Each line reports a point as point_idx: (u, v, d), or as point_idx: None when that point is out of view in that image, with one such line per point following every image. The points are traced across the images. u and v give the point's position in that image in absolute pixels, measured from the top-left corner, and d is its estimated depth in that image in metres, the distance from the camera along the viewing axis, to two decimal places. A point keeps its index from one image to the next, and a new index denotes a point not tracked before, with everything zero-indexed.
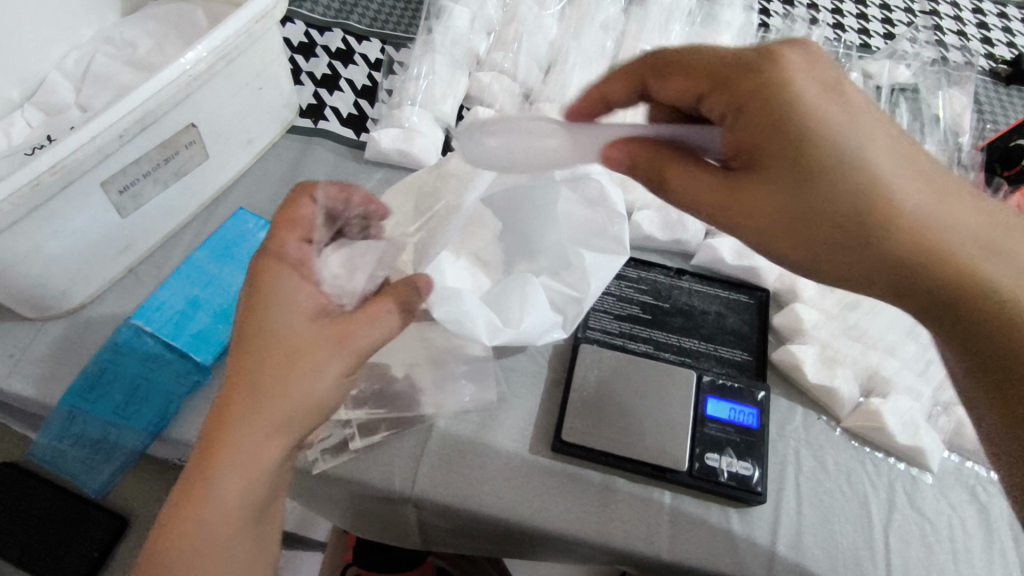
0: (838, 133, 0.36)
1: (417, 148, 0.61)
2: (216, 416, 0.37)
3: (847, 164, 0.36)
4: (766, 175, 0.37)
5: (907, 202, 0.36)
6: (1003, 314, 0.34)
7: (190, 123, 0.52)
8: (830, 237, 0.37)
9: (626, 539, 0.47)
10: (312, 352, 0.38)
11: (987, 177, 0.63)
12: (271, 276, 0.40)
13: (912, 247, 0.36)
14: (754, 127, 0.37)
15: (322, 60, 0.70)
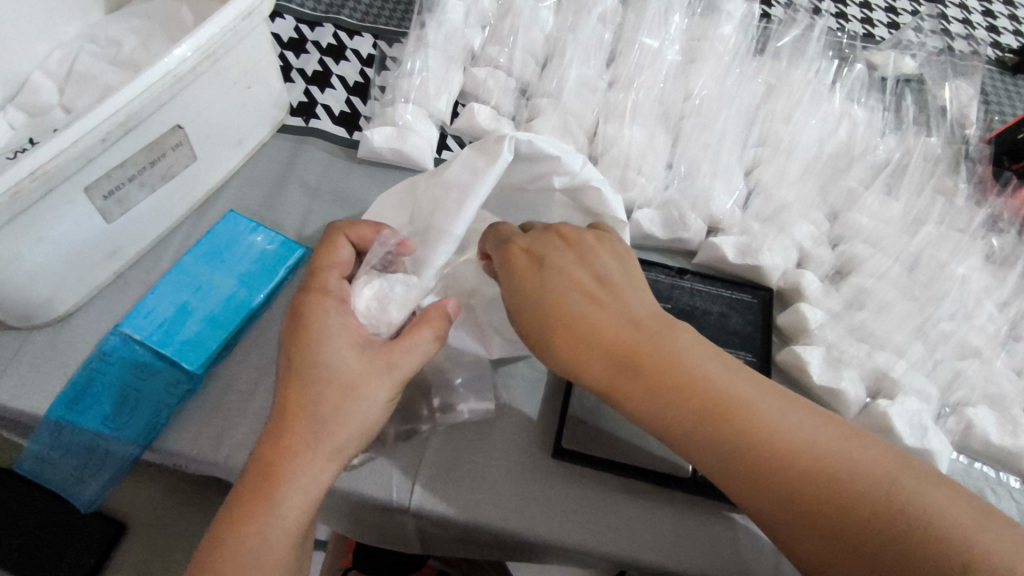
0: (583, 302, 0.40)
1: (411, 147, 0.59)
2: (269, 442, 0.38)
3: (594, 323, 0.39)
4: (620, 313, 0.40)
5: (738, 414, 0.35)
6: (850, 521, 0.32)
7: (176, 125, 0.50)
8: (636, 392, 0.37)
9: (629, 548, 0.45)
10: (363, 383, 0.39)
11: (994, 171, 0.61)
12: (321, 309, 0.41)
13: (755, 452, 0.34)
14: (526, 288, 0.41)
15: (313, 57, 0.68)
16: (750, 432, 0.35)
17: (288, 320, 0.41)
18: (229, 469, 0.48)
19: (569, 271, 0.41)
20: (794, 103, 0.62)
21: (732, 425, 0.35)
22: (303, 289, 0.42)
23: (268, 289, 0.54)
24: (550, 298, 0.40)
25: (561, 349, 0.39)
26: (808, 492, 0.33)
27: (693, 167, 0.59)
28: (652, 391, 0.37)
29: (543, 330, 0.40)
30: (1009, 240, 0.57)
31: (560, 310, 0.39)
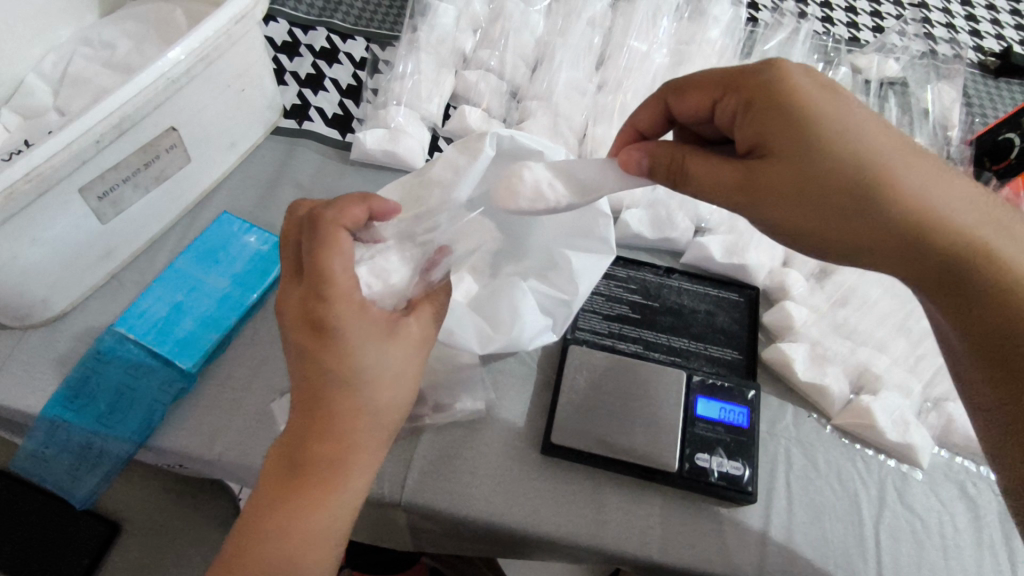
0: (872, 147, 0.37)
1: (403, 149, 0.60)
2: (311, 450, 0.37)
3: (900, 175, 0.37)
4: (845, 134, 0.37)
5: (942, 223, 0.37)
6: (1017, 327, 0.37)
7: (170, 127, 0.51)
8: (852, 208, 0.37)
9: (617, 542, 0.46)
10: (406, 369, 0.40)
11: (976, 172, 0.62)
12: (348, 317, 0.37)
13: (950, 259, 0.38)
14: (800, 137, 0.37)
15: (306, 60, 0.69)
16: (952, 237, 0.37)
17: (303, 322, 0.38)
18: (222, 466, 0.48)
19: (855, 111, 0.38)
20: None
21: (936, 233, 0.37)
22: (317, 295, 0.37)
23: (261, 288, 0.54)
24: (838, 147, 0.37)
25: (842, 196, 0.37)
26: (1023, 345, 0.37)
27: None
28: (903, 196, 0.37)
29: (821, 177, 0.37)
30: None
31: (860, 159, 0.37)
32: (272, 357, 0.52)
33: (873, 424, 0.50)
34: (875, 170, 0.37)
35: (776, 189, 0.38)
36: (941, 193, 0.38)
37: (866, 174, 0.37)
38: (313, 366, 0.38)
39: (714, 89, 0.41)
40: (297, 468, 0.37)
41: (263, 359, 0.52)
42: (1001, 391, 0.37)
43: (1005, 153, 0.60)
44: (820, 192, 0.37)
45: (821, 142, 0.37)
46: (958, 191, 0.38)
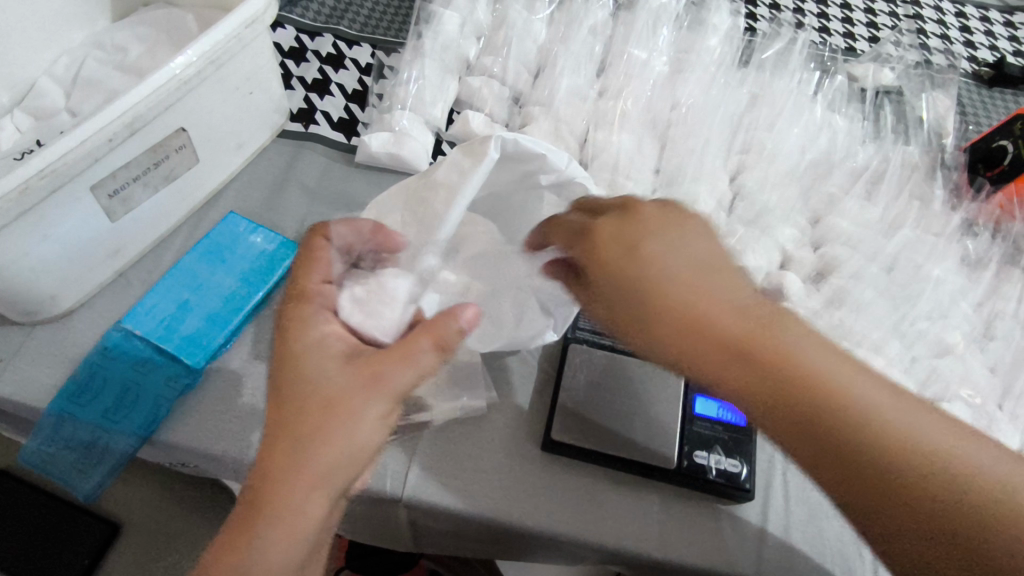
0: (695, 306, 0.42)
1: (408, 153, 0.61)
2: (258, 465, 0.38)
3: (782, 336, 0.40)
4: (628, 283, 0.44)
5: (754, 387, 0.40)
6: (846, 453, 0.38)
7: (180, 128, 0.52)
8: (641, 338, 0.44)
9: (616, 537, 0.47)
10: (348, 399, 0.40)
11: (969, 177, 0.63)
12: (297, 336, 0.42)
13: (793, 402, 0.39)
14: (638, 273, 0.43)
15: (313, 65, 0.70)
16: (775, 393, 0.39)
17: (281, 336, 0.43)
18: (226, 462, 0.49)
19: (681, 266, 0.43)
20: (777, 112, 0.64)
21: (760, 393, 0.40)
22: (281, 328, 0.43)
23: (267, 287, 0.55)
24: (699, 312, 0.42)
25: (684, 330, 0.42)
26: (903, 484, 0.37)
27: (679, 171, 0.61)
28: (735, 365, 0.40)
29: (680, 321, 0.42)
30: (983, 243, 0.60)
31: (683, 306, 0.42)
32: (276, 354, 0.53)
33: None
34: (689, 333, 0.42)
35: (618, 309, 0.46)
36: (818, 353, 0.40)
37: (734, 339, 0.40)
38: (276, 382, 0.41)
39: (566, 235, 0.48)
40: (248, 483, 0.38)
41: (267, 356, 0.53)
42: (878, 519, 0.38)
43: (998, 160, 0.61)
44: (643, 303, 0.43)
45: (631, 290, 0.44)
46: (762, 367, 0.40)
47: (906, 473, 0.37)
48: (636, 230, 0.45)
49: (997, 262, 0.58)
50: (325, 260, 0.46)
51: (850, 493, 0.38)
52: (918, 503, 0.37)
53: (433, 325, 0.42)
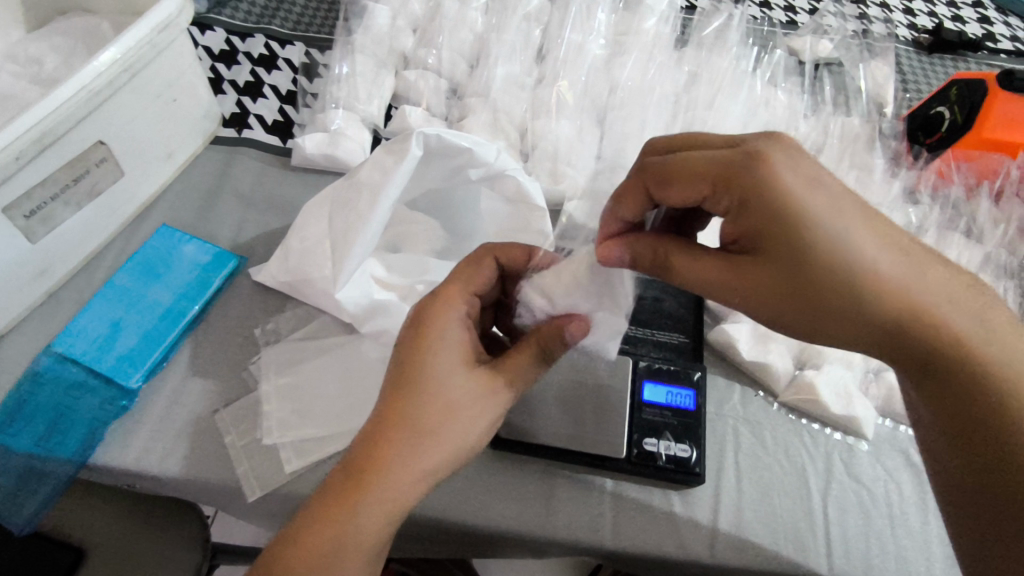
0: (801, 262, 0.37)
1: (343, 152, 0.60)
2: (365, 450, 0.38)
3: (885, 285, 0.37)
4: (755, 214, 0.37)
5: (902, 317, 0.37)
6: (965, 394, 0.37)
7: (98, 140, 0.50)
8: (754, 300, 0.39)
9: (569, 530, 0.46)
10: (465, 406, 0.40)
11: (909, 145, 0.63)
12: (432, 329, 0.41)
13: (934, 341, 0.37)
14: (769, 217, 0.37)
15: (244, 68, 0.68)
16: (895, 332, 0.37)
17: (408, 331, 0.42)
18: (167, 483, 0.47)
19: (803, 199, 0.37)
20: (716, 89, 0.64)
21: (912, 338, 0.37)
22: (423, 320, 0.42)
23: (204, 300, 0.54)
24: (792, 255, 0.37)
25: (795, 283, 0.37)
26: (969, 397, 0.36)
27: (620, 155, 0.60)
28: (872, 303, 0.37)
29: (755, 278, 0.38)
30: (924, 209, 0.60)
31: (781, 256, 0.37)
32: (216, 367, 0.52)
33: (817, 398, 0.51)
34: (790, 288, 0.38)
35: (749, 282, 0.38)
36: (944, 278, 0.38)
37: (862, 282, 0.37)
38: (398, 374, 0.40)
39: (703, 179, 0.38)
40: (344, 464, 0.38)
41: (207, 370, 0.51)
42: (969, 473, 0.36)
43: (937, 126, 0.61)
44: (737, 276, 0.38)
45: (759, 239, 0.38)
46: (909, 293, 0.37)
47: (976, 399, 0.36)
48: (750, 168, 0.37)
49: (938, 228, 0.59)
50: (462, 274, 0.45)
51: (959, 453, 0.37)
52: (976, 439, 0.36)
53: (543, 334, 0.43)
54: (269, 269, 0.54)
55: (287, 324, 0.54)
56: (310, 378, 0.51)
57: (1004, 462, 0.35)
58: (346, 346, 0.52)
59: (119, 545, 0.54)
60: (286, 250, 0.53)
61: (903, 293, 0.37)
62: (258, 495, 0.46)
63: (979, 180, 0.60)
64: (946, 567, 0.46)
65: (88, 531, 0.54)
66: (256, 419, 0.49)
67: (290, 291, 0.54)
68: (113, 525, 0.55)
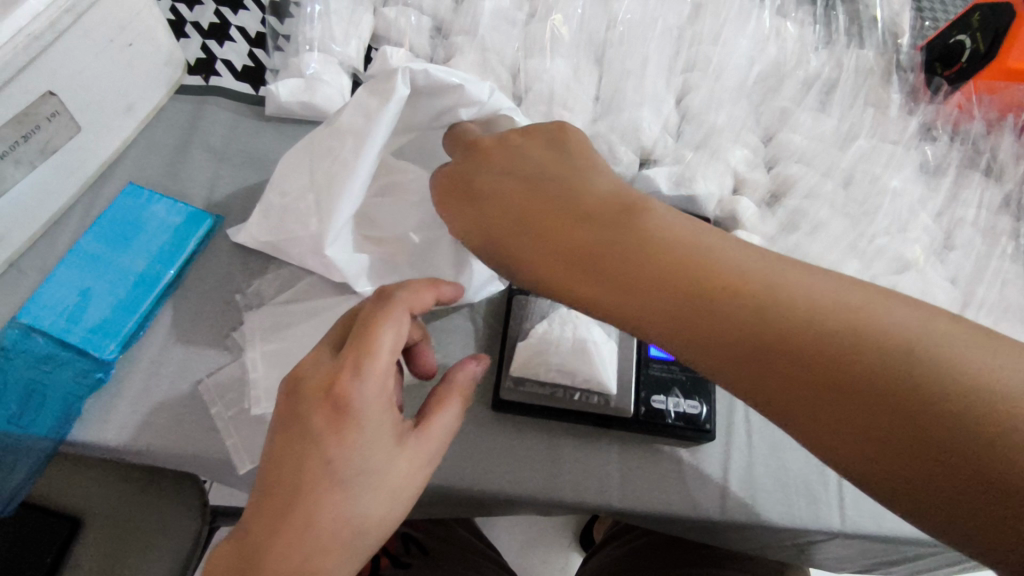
0: (570, 207, 0.38)
1: (322, 100, 0.56)
2: (282, 549, 0.33)
3: (660, 243, 0.34)
4: (528, 189, 0.40)
5: (708, 280, 0.31)
6: (827, 361, 0.27)
7: (48, 92, 0.45)
8: (570, 272, 0.36)
9: (576, 492, 0.45)
10: (408, 481, 0.36)
11: (926, 79, 0.60)
12: (354, 406, 0.34)
13: (770, 307, 0.30)
14: (514, 183, 0.40)
15: (208, 8, 0.63)
16: (749, 295, 0.30)
17: (318, 409, 0.34)
18: (152, 458, 0.45)
19: (553, 180, 0.40)
20: (721, 22, 0.59)
21: (728, 304, 0.31)
22: (342, 386, 0.35)
23: (179, 264, 0.50)
24: (609, 230, 0.35)
25: (599, 261, 0.35)
26: (772, 343, 0.29)
27: (620, 96, 0.56)
28: (648, 269, 0.33)
29: (516, 232, 0.38)
30: (941, 148, 0.57)
31: (553, 204, 0.38)
32: (197, 334, 0.48)
33: None
34: (582, 243, 0.36)
35: (572, 261, 0.36)
36: (734, 256, 0.32)
37: (645, 248, 0.34)
38: (318, 457, 0.34)
39: (509, 164, 0.42)
40: (253, 558, 0.33)
41: (187, 338, 0.48)
42: (894, 462, 0.25)
43: (956, 57, 0.57)
44: (515, 227, 0.38)
45: (541, 206, 0.39)
46: (715, 256, 0.33)
47: (850, 353, 0.27)
48: (515, 154, 0.42)
49: (956, 167, 0.56)
50: (395, 331, 0.36)
51: (874, 448, 0.26)
52: (881, 417, 0.26)
53: (460, 386, 0.40)
54: (248, 228, 0.51)
55: (270, 286, 0.51)
56: (299, 342, 0.48)
57: (911, 410, 0.25)
58: (336, 307, 0.50)
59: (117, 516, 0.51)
60: (266, 206, 0.49)
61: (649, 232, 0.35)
62: (250, 466, 0.44)
63: (1002, 115, 0.56)
64: None
65: (82, 500, 0.51)
66: (243, 387, 0.47)
67: (273, 252, 0.51)
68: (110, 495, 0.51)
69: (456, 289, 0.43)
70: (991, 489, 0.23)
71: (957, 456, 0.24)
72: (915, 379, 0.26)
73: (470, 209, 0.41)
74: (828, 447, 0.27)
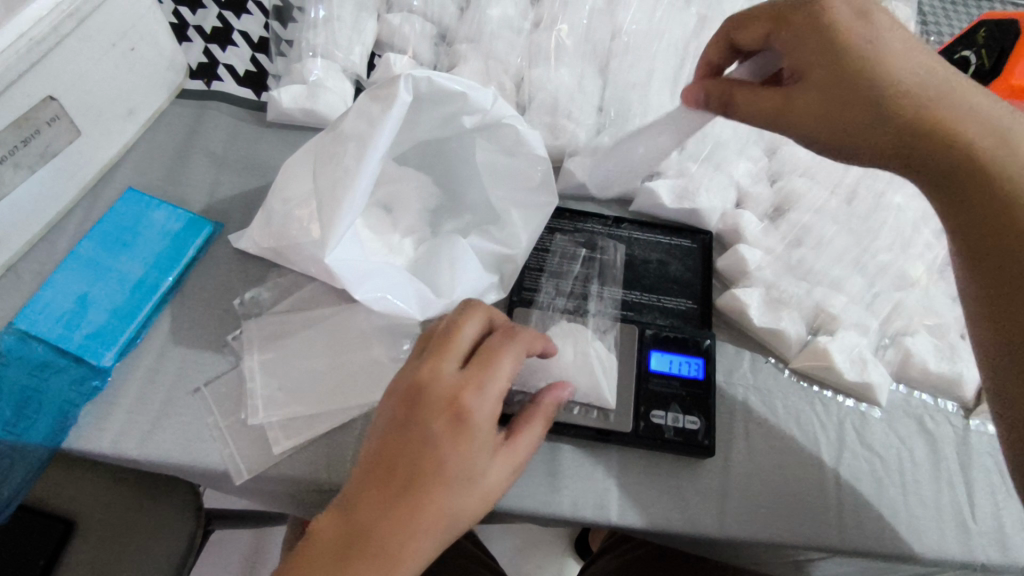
0: (934, 95, 0.40)
1: (323, 106, 0.55)
2: (392, 525, 0.33)
3: (958, 125, 0.40)
4: (875, 69, 0.41)
5: (989, 144, 0.40)
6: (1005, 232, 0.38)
7: (48, 96, 0.45)
8: (857, 122, 0.42)
9: (574, 508, 0.44)
10: (497, 489, 0.36)
11: None
12: (470, 411, 0.35)
13: (1006, 186, 0.38)
14: (904, 58, 0.41)
15: (211, 12, 0.63)
16: (982, 162, 0.39)
17: (440, 415, 0.34)
18: (147, 467, 0.44)
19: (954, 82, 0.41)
20: None
21: (984, 167, 0.39)
22: (463, 391, 0.35)
23: (178, 271, 0.50)
24: (892, 110, 0.41)
25: (914, 110, 0.41)
26: (1009, 227, 0.38)
27: (624, 108, 0.56)
28: (947, 150, 0.40)
29: (853, 101, 0.41)
30: None
31: (916, 89, 0.41)
32: (196, 342, 0.48)
33: (831, 365, 0.49)
34: (907, 99, 0.41)
35: (864, 136, 0.42)
36: (1016, 138, 0.40)
37: (927, 126, 0.40)
38: (428, 449, 0.34)
39: (805, 28, 0.43)
40: (360, 534, 0.32)
41: (185, 346, 0.48)
42: (992, 329, 0.38)
43: None
44: (817, 117, 0.43)
45: (862, 73, 0.41)
46: (1003, 139, 0.40)
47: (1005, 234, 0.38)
48: (873, 25, 0.42)
49: None
50: (515, 358, 0.37)
51: (989, 306, 0.38)
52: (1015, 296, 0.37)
53: (547, 406, 0.40)
54: (251, 234, 0.50)
55: (269, 293, 0.51)
56: (296, 351, 0.48)
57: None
58: (337, 315, 0.50)
59: (110, 520, 0.49)
60: (268, 213, 0.49)
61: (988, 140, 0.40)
62: (245, 477, 0.44)
63: None
64: (958, 535, 0.45)
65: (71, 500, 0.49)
66: (241, 397, 0.46)
67: (274, 258, 0.50)
68: (102, 498, 0.50)
69: (547, 342, 0.42)
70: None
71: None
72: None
73: (762, 99, 0.45)
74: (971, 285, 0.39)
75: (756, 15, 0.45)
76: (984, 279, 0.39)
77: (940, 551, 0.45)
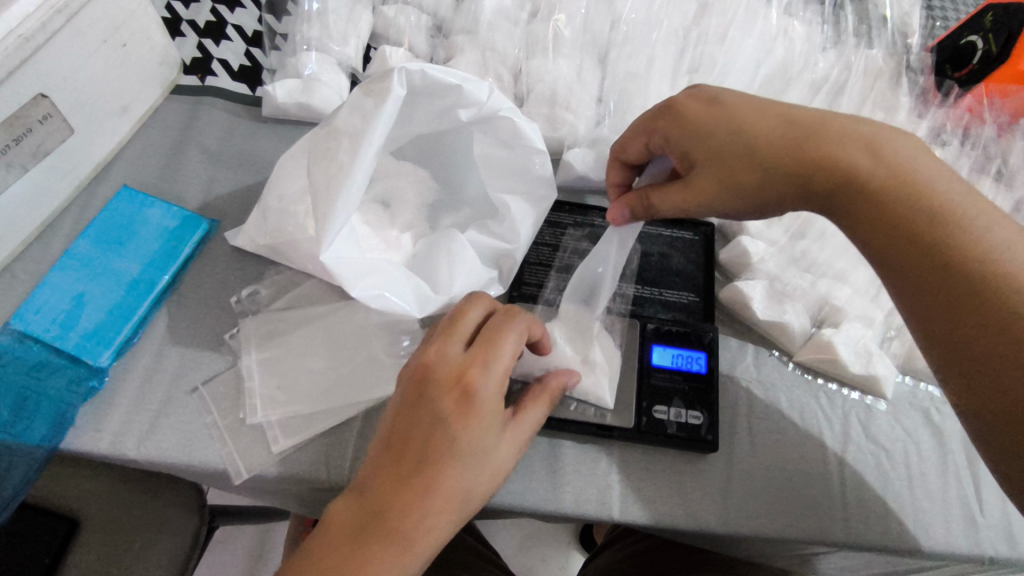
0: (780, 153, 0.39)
1: (318, 101, 0.55)
2: (405, 506, 0.33)
3: (847, 159, 0.38)
4: (721, 129, 0.40)
5: (870, 201, 0.38)
6: (954, 270, 0.35)
7: (40, 94, 0.44)
8: (762, 184, 0.40)
9: (576, 505, 0.44)
10: (507, 465, 0.37)
11: (937, 81, 0.60)
12: (477, 391, 0.35)
13: (907, 226, 0.37)
14: (731, 120, 0.40)
15: (204, 6, 0.62)
16: (876, 204, 0.37)
17: (447, 394, 0.34)
18: (146, 468, 0.44)
19: (829, 120, 0.39)
20: (728, 22, 0.59)
21: (884, 214, 0.37)
22: (471, 369, 0.35)
23: (174, 269, 0.49)
24: (775, 162, 0.39)
25: (767, 171, 0.39)
26: (941, 265, 0.36)
27: (623, 98, 0.56)
28: (850, 203, 0.39)
29: (740, 169, 0.40)
30: (952, 152, 0.56)
31: (784, 141, 0.39)
32: (193, 341, 0.48)
33: (835, 357, 0.48)
34: (784, 152, 0.39)
35: (735, 187, 0.40)
36: (930, 166, 0.38)
37: (835, 178, 0.38)
38: (436, 432, 0.34)
39: (689, 128, 0.42)
40: (378, 513, 0.33)
41: (182, 345, 0.47)
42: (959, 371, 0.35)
43: (967, 59, 0.57)
44: (777, 180, 0.39)
45: (726, 148, 0.40)
46: (876, 182, 0.37)
47: (967, 282, 0.35)
48: (716, 104, 0.41)
49: (968, 171, 0.55)
50: (519, 336, 0.37)
51: (942, 347, 0.36)
52: (985, 339, 0.34)
53: (553, 389, 0.41)
54: (247, 232, 0.50)
55: (267, 291, 0.50)
56: (295, 349, 0.48)
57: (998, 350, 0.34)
58: (335, 312, 0.49)
59: (113, 516, 0.49)
60: (264, 210, 0.49)
61: (890, 166, 0.37)
62: (245, 477, 0.43)
63: (1015, 117, 0.55)
64: (965, 528, 0.45)
65: (78, 500, 0.49)
66: (240, 396, 0.46)
67: (272, 256, 0.50)
68: (106, 495, 0.49)
69: (541, 326, 0.41)
70: (997, 386, 0.34)
71: (993, 372, 0.34)
72: (993, 296, 0.34)
73: (715, 165, 0.40)
74: (914, 326, 0.38)
75: (700, 94, 0.42)
76: (952, 337, 0.35)
77: (948, 545, 0.44)
